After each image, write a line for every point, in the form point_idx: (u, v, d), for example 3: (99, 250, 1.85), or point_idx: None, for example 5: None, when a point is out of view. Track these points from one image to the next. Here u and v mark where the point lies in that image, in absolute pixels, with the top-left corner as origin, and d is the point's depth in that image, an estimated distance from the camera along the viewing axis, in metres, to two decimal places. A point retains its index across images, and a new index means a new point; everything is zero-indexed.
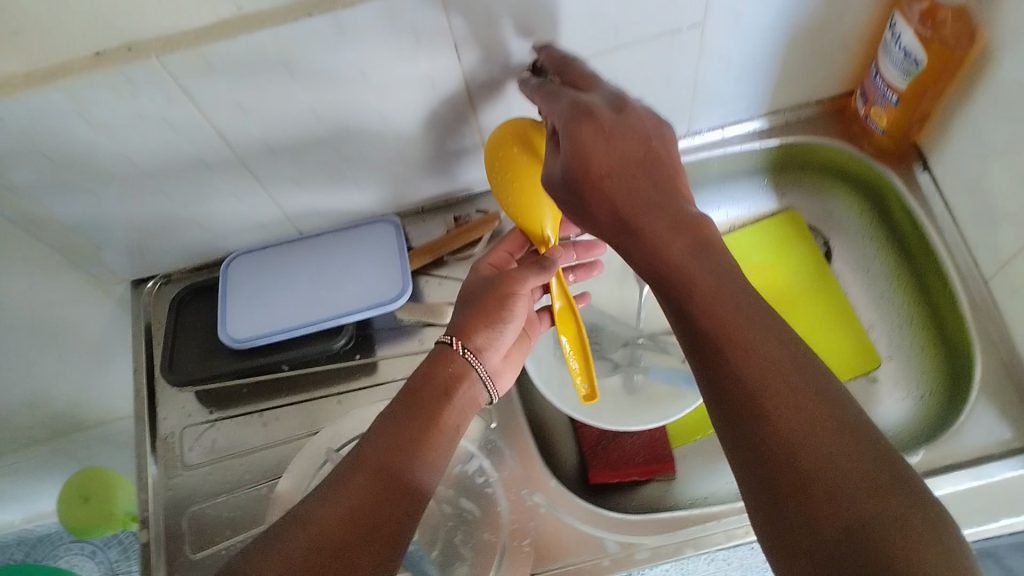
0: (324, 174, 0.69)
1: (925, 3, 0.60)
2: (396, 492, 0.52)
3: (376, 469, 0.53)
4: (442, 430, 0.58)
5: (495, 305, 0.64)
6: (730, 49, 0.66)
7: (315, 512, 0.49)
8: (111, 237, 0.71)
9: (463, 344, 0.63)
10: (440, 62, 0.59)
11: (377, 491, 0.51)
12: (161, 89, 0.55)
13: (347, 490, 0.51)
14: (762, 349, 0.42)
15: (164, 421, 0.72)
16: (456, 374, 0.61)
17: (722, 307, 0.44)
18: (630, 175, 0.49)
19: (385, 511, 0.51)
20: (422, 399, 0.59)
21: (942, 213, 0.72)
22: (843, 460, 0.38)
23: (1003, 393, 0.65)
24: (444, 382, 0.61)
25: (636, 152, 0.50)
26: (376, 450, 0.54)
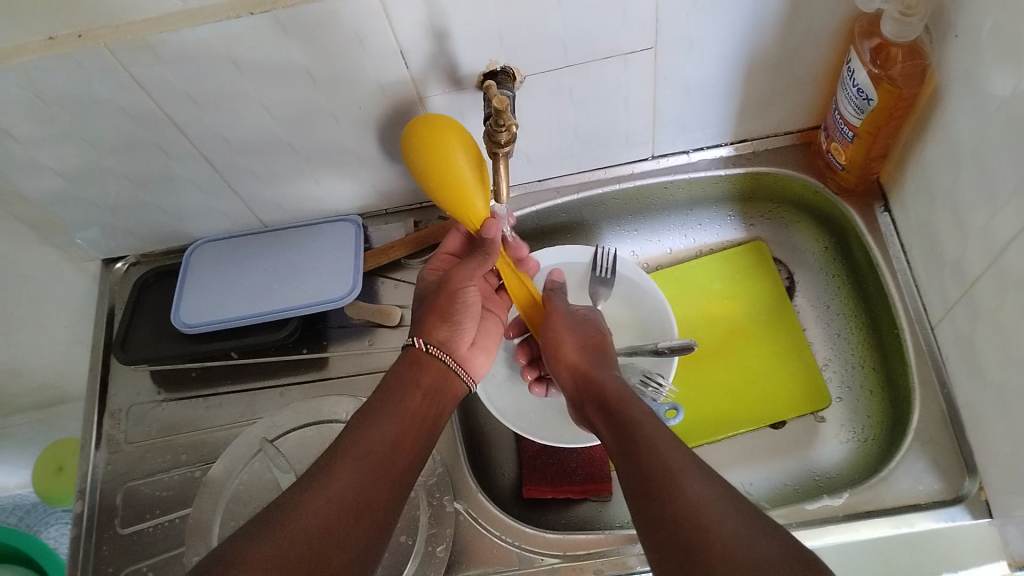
0: (283, 170, 0.70)
1: (876, 40, 0.60)
2: (381, 485, 0.51)
3: (360, 459, 0.52)
4: (417, 423, 0.57)
5: (446, 303, 0.64)
6: (687, 74, 0.66)
7: (304, 503, 0.48)
8: (79, 216, 0.73)
9: (425, 341, 0.62)
10: (388, 69, 0.60)
11: (362, 482, 0.50)
12: (112, 75, 0.57)
13: (331, 478, 0.50)
14: (664, 448, 0.48)
15: (114, 397, 0.75)
16: (428, 373, 0.61)
17: (645, 424, 0.52)
18: (597, 352, 0.63)
19: (371, 505, 0.50)
20: (401, 391, 0.58)
21: (899, 255, 0.71)
22: (727, 516, 0.42)
23: (938, 443, 0.64)
24: (415, 380, 0.59)
25: (598, 342, 0.65)
26: (359, 439, 0.53)
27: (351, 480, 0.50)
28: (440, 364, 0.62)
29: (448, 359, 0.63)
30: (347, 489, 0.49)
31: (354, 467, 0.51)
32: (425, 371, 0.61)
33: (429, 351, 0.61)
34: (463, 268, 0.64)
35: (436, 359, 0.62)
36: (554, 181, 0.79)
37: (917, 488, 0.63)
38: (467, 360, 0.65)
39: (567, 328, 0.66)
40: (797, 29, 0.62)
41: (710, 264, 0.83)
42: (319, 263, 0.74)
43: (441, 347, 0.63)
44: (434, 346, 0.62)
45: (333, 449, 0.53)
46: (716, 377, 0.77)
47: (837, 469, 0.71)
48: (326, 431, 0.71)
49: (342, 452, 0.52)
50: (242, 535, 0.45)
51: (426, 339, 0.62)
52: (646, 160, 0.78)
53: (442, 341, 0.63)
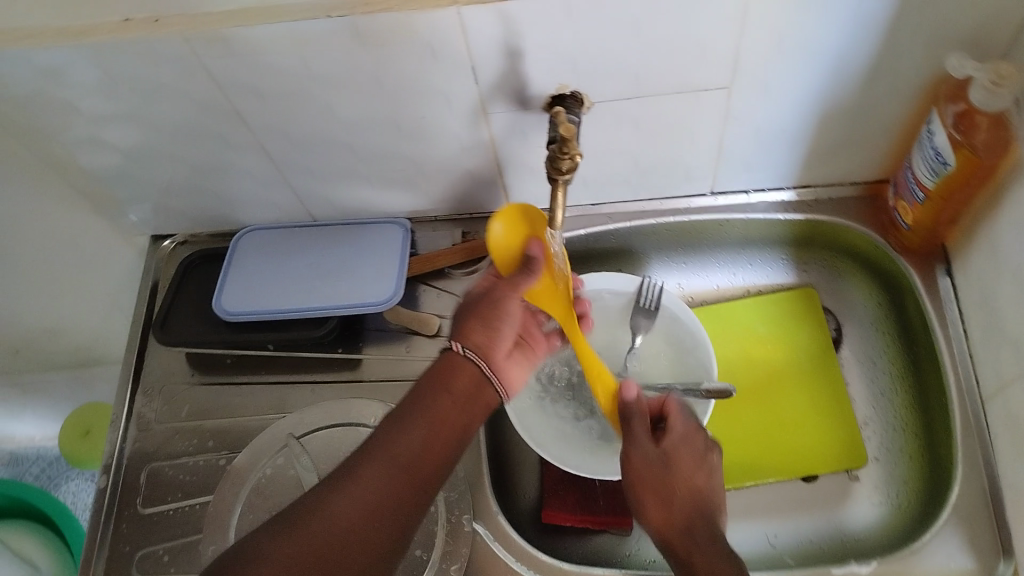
0: (339, 169, 0.70)
1: (961, 105, 0.58)
2: (404, 492, 0.50)
3: (386, 465, 0.50)
4: (454, 425, 0.54)
5: (489, 309, 0.59)
6: (758, 116, 0.65)
7: (324, 508, 0.48)
8: (133, 192, 0.74)
9: (463, 344, 0.57)
10: (457, 83, 0.60)
11: (387, 490, 0.50)
12: (182, 63, 0.57)
13: (357, 484, 0.49)
14: None
15: (149, 375, 0.76)
16: (466, 376, 0.56)
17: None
18: (691, 481, 0.56)
19: (393, 513, 0.50)
20: (436, 392, 0.55)
21: (956, 322, 0.68)
22: None
23: (976, 522, 0.62)
24: (448, 383, 0.55)
25: (693, 467, 0.57)
26: (388, 443, 0.51)
27: (376, 487, 0.50)
28: (474, 370, 0.56)
29: (482, 362, 0.57)
30: (372, 496, 0.49)
31: (380, 473, 0.50)
32: (459, 373, 0.56)
33: (464, 355, 0.57)
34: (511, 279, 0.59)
35: (470, 363, 0.57)
36: (608, 207, 0.78)
37: (949, 566, 0.61)
38: (504, 369, 0.59)
39: (660, 468, 0.56)
40: (878, 84, 0.61)
41: (757, 306, 0.81)
42: (364, 264, 0.73)
43: (479, 353, 0.57)
44: (471, 348, 0.57)
45: (361, 453, 0.51)
46: (752, 423, 0.75)
47: (866, 532, 0.69)
48: (353, 433, 0.71)
49: (370, 456, 0.51)
50: (265, 531, 0.47)
51: (465, 342, 0.57)
52: (703, 196, 0.76)
53: (481, 348, 0.57)
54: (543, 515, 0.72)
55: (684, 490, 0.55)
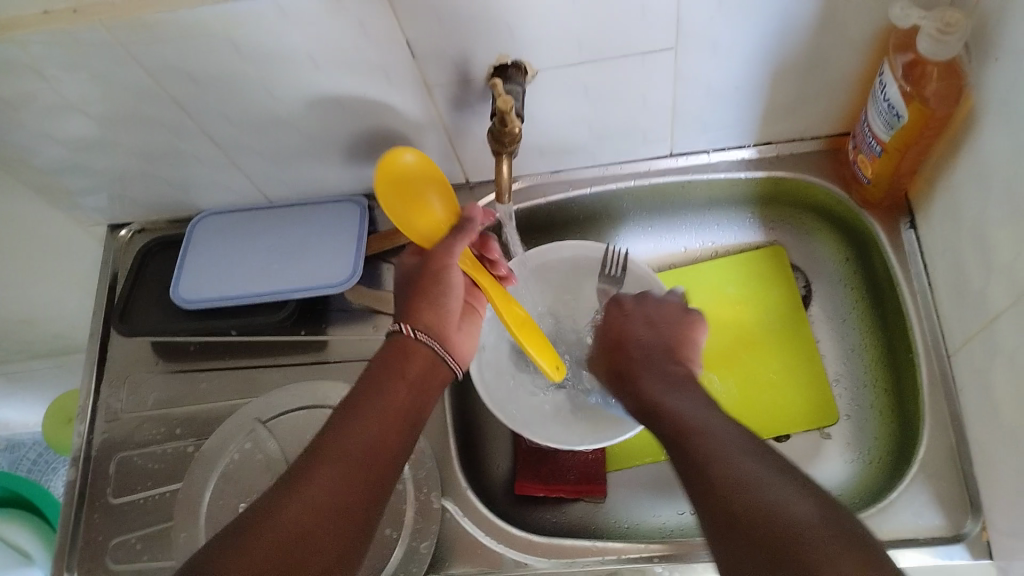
0: (288, 150, 0.69)
1: (910, 55, 0.57)
2: (361, 482, 0.50)
3: (339, 460, 0.50)
4: (402, 413, 0.55)
5: (433, 287, 0.61)
6: (708, 75, 0.63)
7: (280, 512, 0.46)
8: (83, 183, 0.73)
9: (412, 327, 0.60)
10: (394, 58, 0.58)
11: (343, 481, 0.49)
12: (109, 51, 0.56)
13: (311, 481, 0.49)
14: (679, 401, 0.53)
15: (113, 366, 0.76)
16: (414, 361, 0.59)
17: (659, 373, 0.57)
18: (637, 329, 0.64)
19: (352, 505, 0.49)
20: (384, 381, 0.56)
21: (921, 275, 0.67)
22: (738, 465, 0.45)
23: (943, 477, 0.62)
24: (400, 369, 0.58)
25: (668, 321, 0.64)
26: (341, 437, 0.51)
27: (332, 482, 0.49)
28: (427, 350, 0.60)
29: (435, 342, 0.61)
30: (329, 493, 0.48)
31: (334, 468, 0.50)
32: (412, 359, 0.59)
33: (416, 338, 0.60)
34: (442, 246, 0.62)
35: (422, 345, 0.60)
36: (567, 174, 0.77)
37: (917, 523, 0.60)
38: (453, 345, 0.63)
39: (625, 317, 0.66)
40: (828, 37, 0.59)
41: (725, 267, 0.80)
42: (322, 245, 0.73)
43: (431, 334, 0.61)
44: (421, 331, 0.60)
45: (311, 451, 0.51)
46: (723, 385, 0.75)
47: (840, 489, 0.69)
48: (320, 416, 0.70)
49: (322, 454, 0.50)
50: (218, 546, 0.45)
51: (413, 325, 0.60)
52: (663, 158, 0.75)
53: (432, 328, 0.61)
54: (517, 487, 0.72)
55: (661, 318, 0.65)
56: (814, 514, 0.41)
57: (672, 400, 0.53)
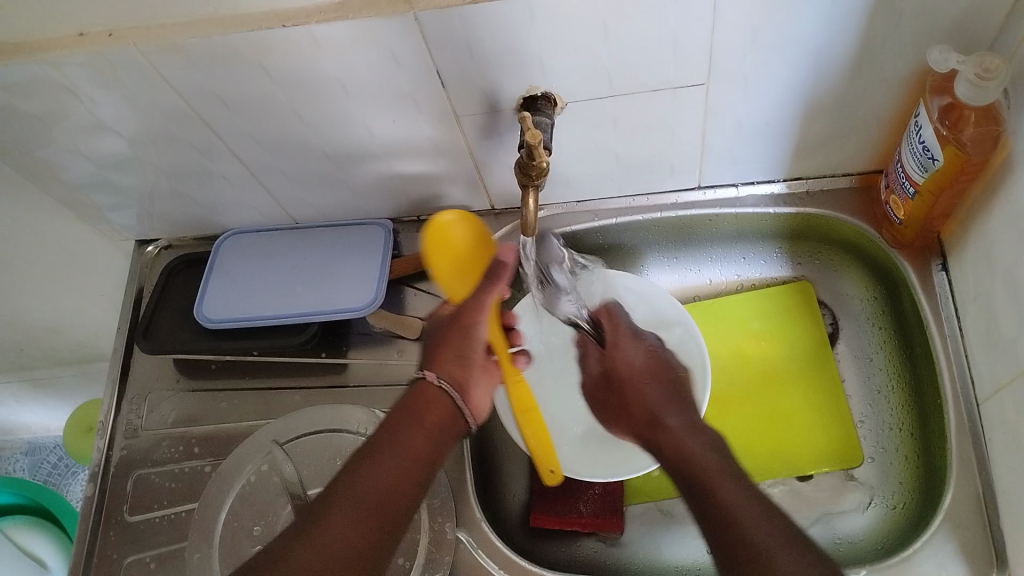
0: (315, 173, 0.69)
1: (947, 99, 0.56)
2: (372, 531, 0.50)
3: (351, 507, 0.50)
4: (418, 461, 0.55)
5: (458, 339, 0.62)
6: (739, 111, 0.62)
7: (292, 561, 0.47)
8: (113, 200, 0.74)
9: (438, 374, 0.60)
10: (423, 88, 0.58)
11: (354, 530, 0.49)
12: (142, 74, 0.56)
13: (320, 529, 0.49)
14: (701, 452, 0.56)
15: (134, 381, 0.76)
16: (433, 412, 0.58)
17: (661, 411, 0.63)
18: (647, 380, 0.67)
19: (362, 551, 0.49)
20: (403, 427, 0.56)
21: (951, 319, 0.66)
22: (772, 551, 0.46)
23: (970, 530, 0.60)
24: (418, 417, 0.57)
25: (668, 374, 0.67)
26: (356, 483, 0.52)
27: (343, 530, 0.49)
28: (448, 400, 0.59)
29: (455, 392, 0.60)
30: (339, 541, 0.49)
31: (346, 515, 0.50)
32: (433, 406, 0.58)
33: (438, 385, 0.60)
34: (475, 297, 0.63)
35: (443, 394, 0.59)
36: (593, 204, 0.76)
37: (940, 574, 0.59)
38: (475, 396, 0.62)
39: (630, 335, 0.72)
40: (863, 76, 0.58)
41: (750, 301, 0.79)
42: (347, 267, 0.73)
43: (452, 383, 0.60)
44: (443, 379, 0.60)
45: (326, 497, 0.51)
46: (746, 421, 0.74)
47: (862, 534, 0.67)
48: (337, 440, 0.70)
49: (337, 501, 0.51)
50: None
51: (437, 372, 0.60)
52: (690, 190, 0.74)
53: (454, 378, 0.60)
54: (533, 518, 0.71)
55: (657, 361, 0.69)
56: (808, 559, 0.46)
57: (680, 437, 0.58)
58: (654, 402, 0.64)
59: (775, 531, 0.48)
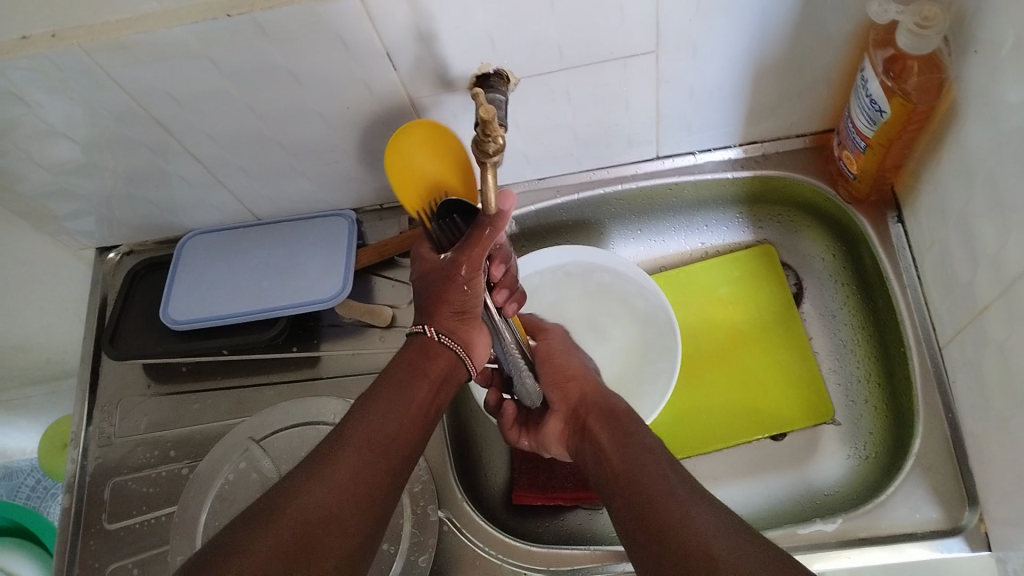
0: (273, 167, 0.69)
1: (890, 51, 0.57)
2: (382, 473, 0.52)
3: (364, 448, 0.52)
4: (418, 413, 0.57)
5: (459, 297, 0.58)
6: (691, 77, 0.63)
7: (305, 489, 0.48)
8: (68, 208, 0.72)
9: (438, 330, 0.60)
10: (376, 71, 0.58)
11: (365, 468, 0.51)
12: (88, 74, 0.55)
13: (333, 467, 0.50)
14: (635, 459, 0.53)
15: (104, 389, 0.75)
16: (435, 363, 0.60)
17: (609, 444, 0.57)
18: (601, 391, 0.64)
19: (372, 489, 0.51)
20: (406, 379, 0.58)
21: (909, 268, 0.67)
22: (690, 522, 0.45)
23: (939, 471, 0.61)
24: (422, 368, 0.59)
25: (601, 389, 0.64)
26: (363, 424, 0.54)
27: (355, 469, 0.51)
28: (449, 355, 0.60)
29: (458, 347, 0.61)
30: (352, 477, 0.50)
31: (356, 455, 0.51)
32: (433, 360, 0.60)
33: (439, 341, 0.60)
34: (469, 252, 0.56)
35: (446, 349, 0.61)
36: (553, 180, 0.77)
37: (914, 517, 0.60)
38: (475, 345, 0.62)
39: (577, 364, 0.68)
40: (808, 36, 0.59)
41: (715, 267, 0.80)
42: (313, 259, 0.72)
43: (454, 339, 0.60)
44: (443, 334, 0.60)
45: (335, 438, 0.53)
46: (717, 385, 0.75)
47: (836, 487, 0.69)
48: (313, 433, 0.70)
49: (346, 442, 0.52)
50: (243, 524, 0.46)
51: (437, 327, 0.60)
52: (649, 161, 0.75)
53: (457, 334, 0.61)
54: (515, 496, 0.72)
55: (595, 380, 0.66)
56: (710, 519, 0.44)
57: (621, 450, 0.55)
58: (603, 399, 0.62)
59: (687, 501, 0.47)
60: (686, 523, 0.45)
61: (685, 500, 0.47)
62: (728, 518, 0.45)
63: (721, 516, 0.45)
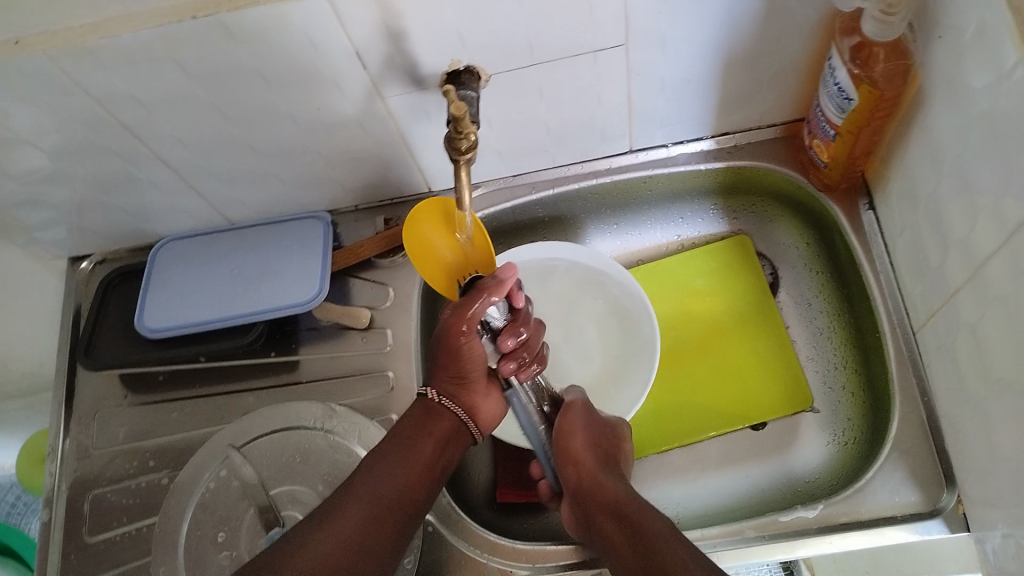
0: (245, 171, 0.68)
1: (857, 37, 0.58)
2: (389, 528, 0.55)
3: (372, 501, 0.55)
4: (430, 466, 0.59)
5: (453, 364, 0.60)
6: (661, 70, 0.63)
7: (311, 540, 0.52)
8: (38, 218, 0.71)
9: (439, 391, 0.62)
10: (345, 70, 0.58)
11: (370, 523, 0.54)
12: (53, 81, 0.55)
13: (339, 523, 0.53)
14: (652, 549, 0.49)
15: (81, 400, 0.75)
16: (438, 424, 0.61)
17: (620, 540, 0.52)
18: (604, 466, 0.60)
19: (378, 544, 0.54)
20: (417, 433, 0.60)
21: (882, 254, 0.68)
22: None
23: (916, 454, 0.62)
24: (428, 424, 0.61)
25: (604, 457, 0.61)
26: (371, 480, 0.56)
27: (361, 523, 0.54)
28: (452, 417, 0.62)
29: (460, 409, 0.62)
30: (356, 533, 0.53)
31: (364, 510, 0.54)
32: (436, 423, 0.61)
33: (440, 402, 0.62)
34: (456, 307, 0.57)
35: (447, 411, 0.62)
36: (529, 176, 0.77)
37: (894, 500, 0.61)
38: (478, 409, 0.63)
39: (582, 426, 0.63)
40: (776, 26, 0.59)
41: (692, 259, 0.80)
42: (288, 263, 0.72)
43: (457, 402, 0.62)
44: (445, 395, 0.62)
45: (347, 490, 0.56)
46: (697, 376, 0.75)
47: (817, 473, 0.69)
48: (293, 438, 0.69)
49: (354, 496, 0.55)
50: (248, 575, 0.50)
51: (437, 389, 0.62)
52: (623, 155, 0.75)
53: (457, 398, 0.62)
54: (498, 494, 0.72)
55: (591, 452, 0.61)
56: None
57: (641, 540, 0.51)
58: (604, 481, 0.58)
59: None
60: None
61: None
62: None
63: None
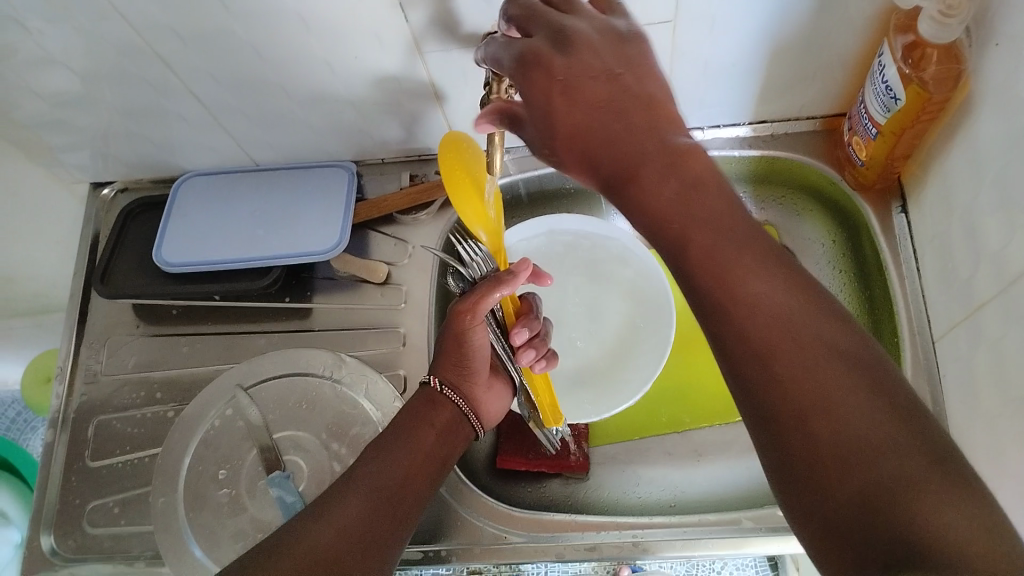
0: (275, 113, 0.68)
1: (911, 36, 0.56)
2: (391, 518, 0.50)
3: (372, 490, 0.50)
4: (429, 460, 0.56)
5: (456, 351, 0.61)
6: (707, 50, 0.62)
7: (316, 528, 0.46)
8: (64, 140, 0.71)
9: (441, 379, 0.61)
10: (387, 21, 0.57)
11: (372, 509, 0.49)
12: (91, 4, 0.54)
13: (342, 509, 0.48)
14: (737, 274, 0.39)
15: (93, 327, 0.75)
16: (442, 412, 0.59)
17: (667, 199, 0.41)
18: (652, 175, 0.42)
19: (380, 530, 0.49)
20: (416, 428, 0.57)
21: (909, 258, 0.67)
22: (857, 420, 0.34)
23: None
24: (428, 416, 0.58)
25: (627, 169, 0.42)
26: (371, 472, 0.52)
27: (364, 509, 0.49)
28: (453, 407, 0.60)
29: (460, 400, 0.61)
30: (359, 518, 0.48)
31: (366, 497, 0.50)
32: (438, 409, 0.59)
33: (442, 392, 0.60)
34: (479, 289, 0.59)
35: (450, 400, 0.60)
36: None
37: None
38: (481, 404, 0.63)
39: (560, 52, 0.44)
40: (829, 16, 0.58)
41: None
42: (311, 211, 0.72)
43: (457, 391, 0.61)
44: (448, 385, 0.61)
45: (343, 482, 0.51)
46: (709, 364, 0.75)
47: None
48: (302, 385, 0.70)
49: (354, 484, 0.51)
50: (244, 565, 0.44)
51: (441, 379, 0.61)
52: None
53: (460, 387, 0.61)
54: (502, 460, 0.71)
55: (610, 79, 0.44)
56: (866, 407, 0.34)
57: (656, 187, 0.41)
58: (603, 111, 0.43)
59: (823, 359, 0.36)
60: (864, 434, 0.33)
61: (812, 360, 0.36)
62: (892, 413, 0.34)
63: (864, 382, 0.35)
